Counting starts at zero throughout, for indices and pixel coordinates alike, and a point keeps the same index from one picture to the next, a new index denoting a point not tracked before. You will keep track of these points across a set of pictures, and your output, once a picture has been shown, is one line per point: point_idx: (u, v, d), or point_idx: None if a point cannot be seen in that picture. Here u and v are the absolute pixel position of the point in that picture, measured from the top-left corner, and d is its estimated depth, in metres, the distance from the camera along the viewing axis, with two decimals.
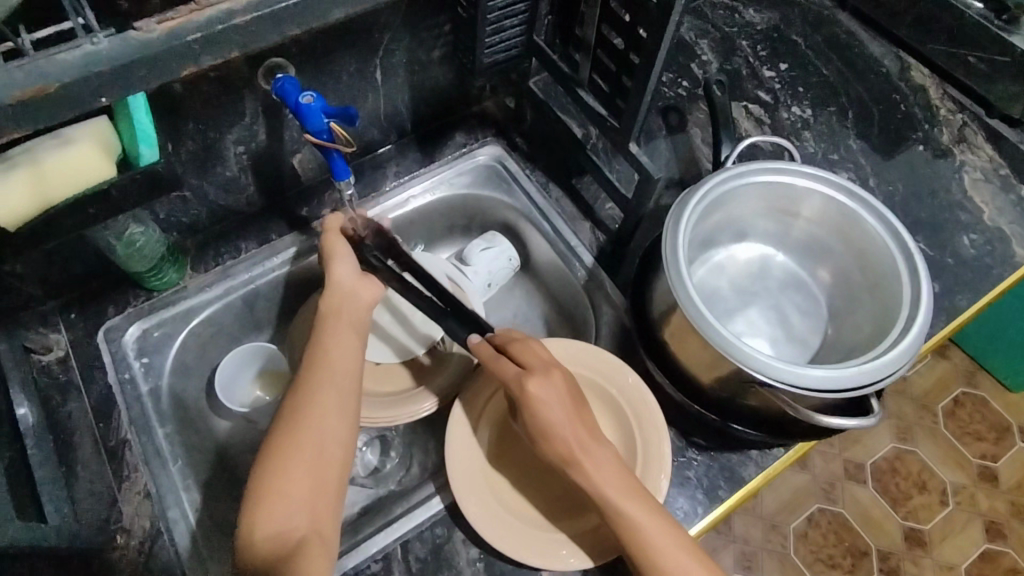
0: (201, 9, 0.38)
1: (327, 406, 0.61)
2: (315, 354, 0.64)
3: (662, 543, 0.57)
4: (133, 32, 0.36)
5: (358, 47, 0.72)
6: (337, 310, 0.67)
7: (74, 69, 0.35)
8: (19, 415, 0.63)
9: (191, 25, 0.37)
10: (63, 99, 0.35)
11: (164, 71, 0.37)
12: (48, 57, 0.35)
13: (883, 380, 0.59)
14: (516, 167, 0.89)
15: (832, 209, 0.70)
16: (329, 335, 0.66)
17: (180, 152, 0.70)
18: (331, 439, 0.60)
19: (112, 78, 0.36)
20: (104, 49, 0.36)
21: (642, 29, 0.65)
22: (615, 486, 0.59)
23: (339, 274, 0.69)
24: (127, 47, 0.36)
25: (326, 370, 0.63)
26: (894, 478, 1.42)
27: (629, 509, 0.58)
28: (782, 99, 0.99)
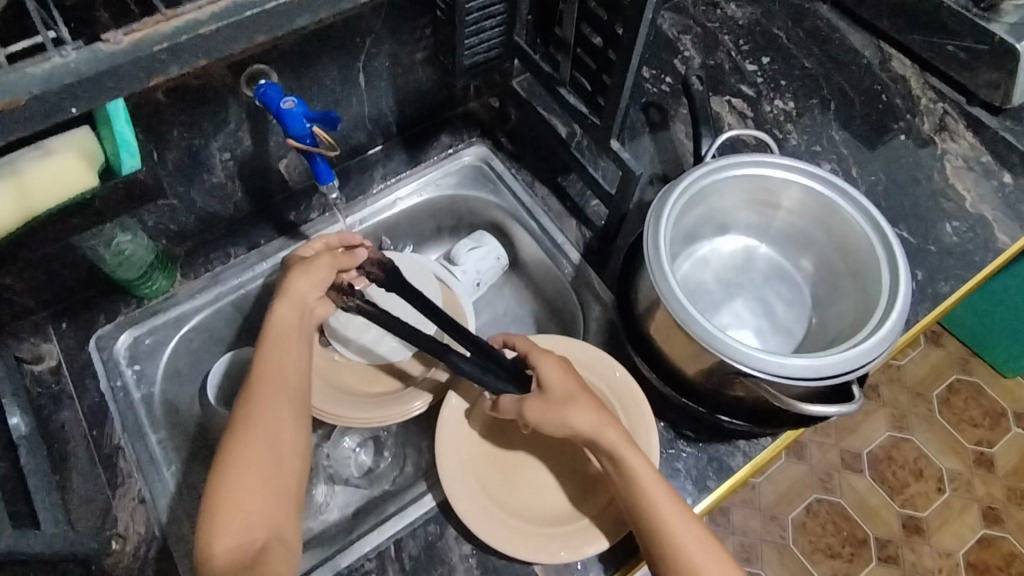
0: (169, 19, 0.38)
1: (279, 418, 0.61)
2: (265, 367, 0.64)
3: (677, 520, 0.59)
4: (102, 42, 0.36)
5: (340, 51, 0.73)
6: (291, 322, 0.66)
7: (42, 81, 0.35)
8: (12, 425, 0.63)
9: (157, 34, 0.37)
10: (33, 112, 0.35)
11: (134, 80, 0.37)
12: (19, 70, 0.35)
13: (865, 367, 0.59)
14: (502, 167, 0.90)
15: (812, 199, 0.71)
16: (276, 346, 0.65)
17: (165, 159, 0.70)
18: (286, 450, 0.61)
19: (82, 88, 0.36)
20: (74, 60, 0.36)
21: (619, 26, 0.65)
22: (632, 463, 0.61)
23: (300, 289, 0.67)
24: (96, 58, 0.36)
25: (277, 381, 0.63)
26: (890, 466, 1.43)
27: (648, 484, 0.60)
28: (765, 93, 1.00)
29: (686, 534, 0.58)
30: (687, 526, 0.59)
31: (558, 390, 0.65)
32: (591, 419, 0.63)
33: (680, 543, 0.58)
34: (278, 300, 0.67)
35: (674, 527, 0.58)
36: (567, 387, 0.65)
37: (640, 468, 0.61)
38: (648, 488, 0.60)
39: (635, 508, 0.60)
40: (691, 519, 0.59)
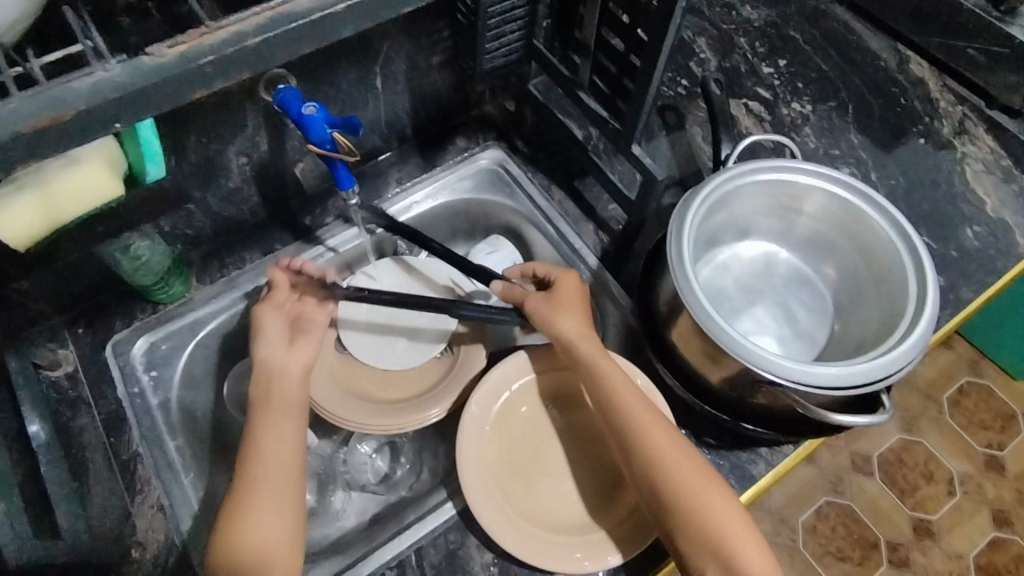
0: (213, 30, 0.36)
1: (263, 503, 0.59)
2: (251, 445, 0.62)
3: (701, 484, 0.59)
4: (146, 55, 0.35)
5: (357, 55, 0.72)
6: (266, 397, 0.65)
7: (88, 95, 0.34)
8: (30, 432, 0.63)
9: (202, 47, 0.36)
10: (78, 127, 0.34)
11: (178, 94, 0.36)
12: (63, 84, 0.34)
13: (895, 375, 0.58)
14: (519, 171, 0.90)
15: (834, 205, 0.70)
16: (260, 423, 0.63)
17: (183, 165, 0.70)
18: (274, 538, 0.58)
19: (126, 104, 0.35)
20: (118, 74, 0.35)
21: (642, 30, 0.65)
22: (641, 419, 0.62)
23: (264, 359, 0.67)
24: (140, 71, 0.35)
25: (260, 465, 0.60)
26: (901, 469, 1.42)
27: (648, 433, 0.61)
28: (782, 96, 0.99)
29: (723, 512, 0.57)
30: (712, 495, 0.58)
31: (563, 300, 0.69)
32: (577, 331, 0.68)
33: (709, 510, 0.57)
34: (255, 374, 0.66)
35: (674, 467, 0.59)
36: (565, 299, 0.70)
37: (654, 432, 0.61)
38: (646, 428, 0.62)
39: (646, 468, 0.60)
40: (718, 486, 0.59)
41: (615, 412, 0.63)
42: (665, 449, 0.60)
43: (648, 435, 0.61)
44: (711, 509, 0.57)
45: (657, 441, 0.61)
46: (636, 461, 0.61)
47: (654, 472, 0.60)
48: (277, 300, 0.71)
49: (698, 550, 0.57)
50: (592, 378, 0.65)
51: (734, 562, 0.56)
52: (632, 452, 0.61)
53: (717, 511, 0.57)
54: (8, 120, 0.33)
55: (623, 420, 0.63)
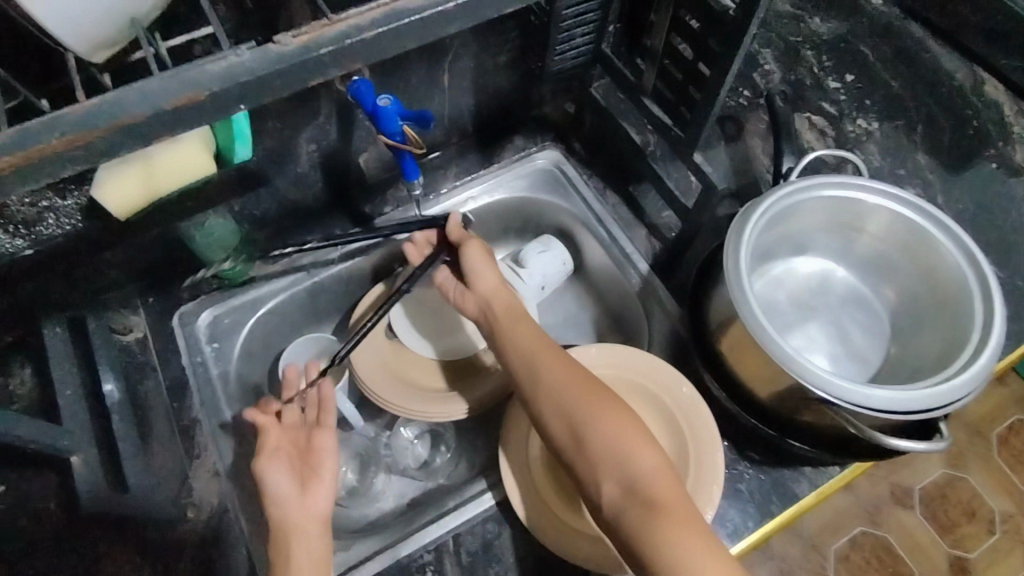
0: (334, 22, 0.37)
1: None
2: None
3: (593, 400, 0.60)
4: (273, 44, 0.36)
5: (428, 51, 0.74)
6: (286, 555, 0.61)
7: (221, 78, 0.35)
8: (105, 391, 0.67)
9: (323, 38, 0.37)
10: (206, 110, 0.36)
11: (299, 81, 0.37)
12: (199, 66, 0.35)
13: (956, 404, 0.57)
14: (575, 173, 0.91)
15: (899, 225, 0.69)
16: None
17: (258, 148, 0.73)
18: None
19: (254, 88, 0.36)
20: (247, 59, 0.36)
21: (714, 40, 0.65)
22: (534, 349, 0.65)
23: (279, 514, 0.62)
24: (266, 60, 0.36)
25: None
26: (943, 505, 1.37)
27: (570, 399, 0.60)
28: (848, 112, 0.97)
29: (660, 482, 0.55)
30: (603, 409, 0.59)
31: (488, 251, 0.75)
32: (495, 279, 0.72)
33: (598, 421, 0.58)
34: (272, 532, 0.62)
35: (598, 430, 0.58)
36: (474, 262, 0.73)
37: (544, 360, 0.64)
38: (563, 393, 0.61)
39: (566, 427, 0.59)
40: (619, 411, 0.59)
41: (515, 346, 0.66)
42: (550, 379, 0.62)
43: (536, 363, 0.64)
44: (599, 421, 0.58)
45: (542, 367, 0.63)
46: (526, 388, 0.63)
47: (541, 395, 0.62)
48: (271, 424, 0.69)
49: (591, 462, 0.57)
50: (503, 314, 0.70)
51: (669, 540, 0.51)
52: (524, 379, 0.64)
53: (652, 478, 0.55)
54: (146, 100, 0.34)
55: (519, 351, 0.66)
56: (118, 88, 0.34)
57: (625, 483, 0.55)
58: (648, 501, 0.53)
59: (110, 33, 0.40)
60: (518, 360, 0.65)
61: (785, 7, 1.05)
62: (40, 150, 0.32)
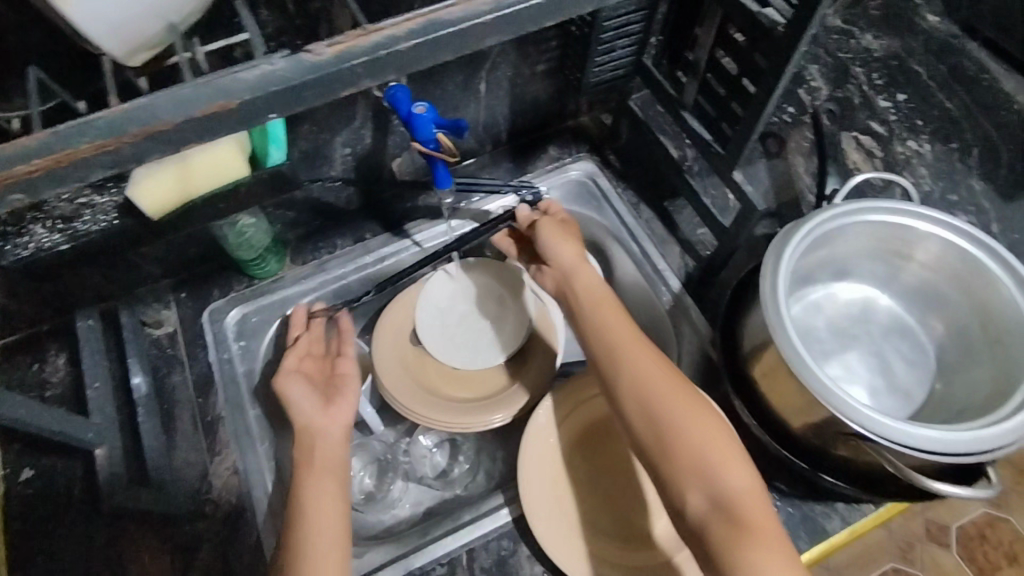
0: (368, 32, 0.36)
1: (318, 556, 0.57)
2: (302, 504, 0.61)
3: (679, 401, 0.58)
4: (307, 53, 0.35)
5: (467, 59, 0.74)
6: (308, 454, 0.65)
7: (252, 87, 0.35)
8: (133, 384, 0.71)
9: (357, 48, 0.36)
10: (238, 118, 0.35)
11: (329, 92, 0.36)
12: (231, 75, 0.35)
13: (1006, 448, 0.54)
14: (609, 185, 0.89)
15: (951, 255, 0.66)
16: (306, 483, 0.62)
17: (293, 150, 0.74)
18: None
19: (285, 97, 0.35)
20: (280, 69, 0.35)
21: (760, 55, 0.62)
22: (621, 336, 0.63)
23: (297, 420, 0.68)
24: (300, 67, 0.35)
25: (312, 523, 0.59)
26: (982, 545, 1.25)
27: (660, 394, 0.58)
28: (898, 132, 0.93)
29: (747, 496, 0.53)
30: (690, 411, 0.58)
31: (564, 224, 0.73)
32: (574, 258, 0.70)
33: (683, 425, 0.57)
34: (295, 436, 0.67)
35: (685, 432, 0.56)
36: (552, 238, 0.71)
37: (631, 353, 0.61)
38: (648, 385, 0.59)
39: (651, 423, 0.58)
40: (705, 417, 0.58)
41: (603, 332, 0.64)
42: (636, 366, 0.60)
43: (630, 353, 0.61)
44: (688, 424, 0.56)
45: (632, 361, 0.61)
46: (612, 376, 0.61)
47: (625, 388, 0.60)
48: (297, 364, 0.72)
49: (670, 465, 0.55)
50: (585, 298, 0.68)
51: (753, 555, 0.49)
52: (608, 370, 0.62)
53: (738, 488, 0.53)
54: (178, 107, 0.34)
55: (604, 340, 0.64)
56: (151, 96, 0.34)
57: (713, 497, 0.53)
58: (734, 517, 0.51)
59: (146, 39, 0.40)
60: (601, 344, 0.64)
61: (835, 22, 1.02)
62: (72, 153, 0.32)
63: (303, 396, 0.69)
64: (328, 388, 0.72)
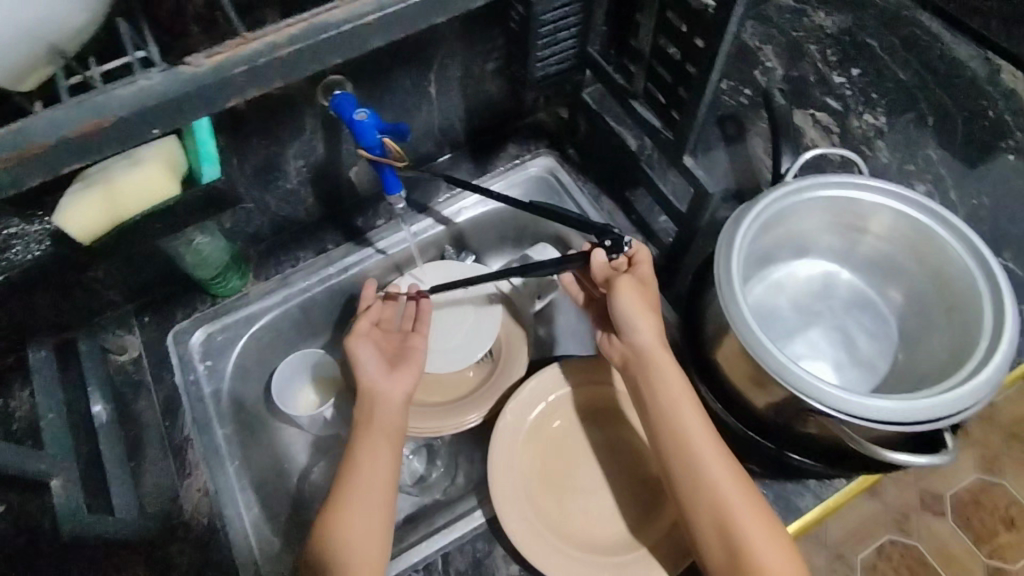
0: (246, 42, 0.37)
1: (356, 517, 0.61)
2: (354, 462, 0.64)
3: (742, 498, 0.58)
4: (184, 66, 0.36)
5: (413, 63, 0.74)
6: (370, 415, 0.67)
7: (129, 103, 0.35)
8: (93, 412, 0.70)
9: (235, 57, 0.37)
10: (116, 134, 0.36)
11: (212, 103, 0.37)
12: (106, 92, 0.35)
13: (962, 413, 0.54)
14: (569, 179, 0.89)
15: (903, 225, 0.66)
16: (363, 443, 0.65)
17: (244, 166, 0.73)
18: (371, 555, 0.59)
19: (165, 111, 0.36)
20: (157, 83, 0.36)
21: (699, 39, 0.62)
22: (690, 419, 0.61)
23: (362, 380, 0.69)
24: (178, 82, 0.36)
25: (359, 484, 0.63)
26: (978, 511, 1.25)
27: (726, 490, 0.58)
28: (854, 106, 0.93)
29: None
30: (755, 515, 0.57)
31: (646, 292, 0.65)
32: (653, 340, 0.64)
33: (749, 530, 0.57)
34: (360, 393, 0.69)
35: (747, 530, 0.57)
36: (632, 304, 0.64)
37: (699, 439, 0.60)
38: (720, 482, 0.58)
39: (716, 519, 0.57)
40: (765, 512, 0.58)
41: (671, 422, 0.62)
42: (705, 456, 0.59)
43: (694, 443, 0.60)
44: (749, 522, 0.57)
45: (700, 450, 0.60)
46: (674, 459, 0.60)
47: (694, 480, 0.59)
48: (365, 330, 0.74)
49: (733, 573, 0.56)
50: (654, 375, 0.63)
51: None
52: (675, 454, 0.60)
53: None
54: (51, 127, 0.34)
55: (671, 422, 0.61)
56: (29, 117, 0.34)
57: None
58: None
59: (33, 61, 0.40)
60: (669, 423, 0.61)
61: (786, 2, 1.02)
62: None
63: (367, 358, 0.71)
64: (399, 355, 0.73)
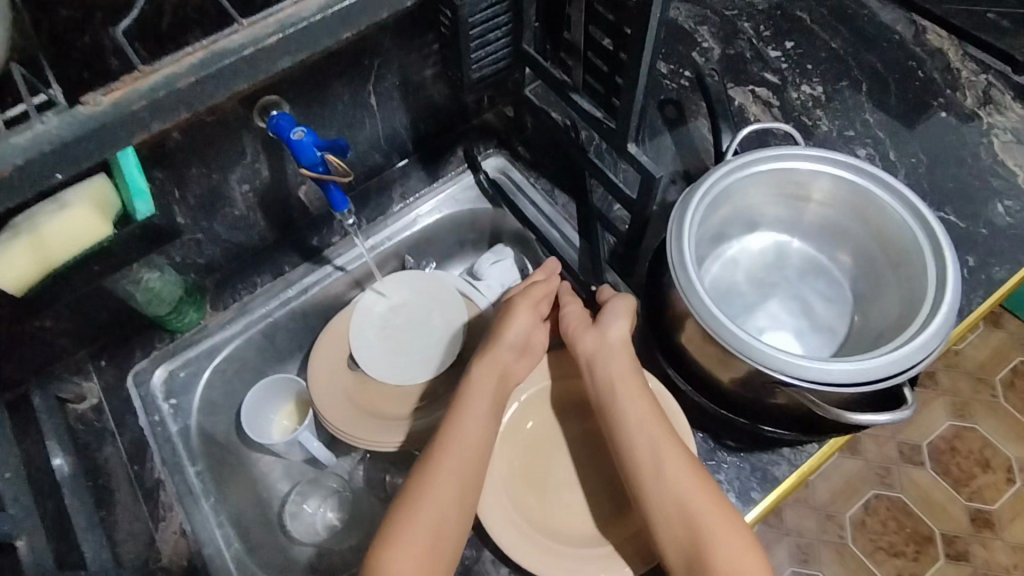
0: (141, 76, 0.41)
1: (452, 474, 0.61)
2: (455, 422, 0.65)
3: (705, 499, 0.59)
4: (80, 106, 0.39)
5: (349, 76, 0.73)
6: (486, 384, 0.68)
7: (28, 150, 0.38)
8: (54, 465, 0.67)
9: (132, 93, 0.40)
10: (19, 183, 0.38)
11: (113, 139, 0.41)
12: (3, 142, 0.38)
13: (916, 366, 0.55)
14: (521, 177, 0.90)
15: (843, 189, 0.67)
16: (468, 404, 0.66)
17: (187, 197, 0.71)
18: (451, 513, 0.60)
19: (64, 153, 0.39)
20: (53, 126, 0.39)
21: (627, 27, 0.63)
22: (655, 426, 0.63)
23: (501, 350, 0.70)
24: (77, 121, 0.39)
25: (459, 443, 0.63)
26: (953, 457, 1.29)
27: (689, 491, 0.59)
28: (790, 79, 0.95)
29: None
30: (738, 546, 0.57)
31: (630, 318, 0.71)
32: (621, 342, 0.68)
33: (726, 557, 0.56)
34: (484, 360, 0.70)
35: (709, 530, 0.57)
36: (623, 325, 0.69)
37: (664, 442, 0.62)
38: (685, 483, 0.60)
39: (681, 517, 0.58)
40: (727, 513, 0.59)
41: (643, 425, 0.63)
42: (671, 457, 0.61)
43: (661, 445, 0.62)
44: (711, 521, 0.58)
45: (665, 452, 0.61)
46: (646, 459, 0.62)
47: (661, 482, 0.60)
48: (533, 298, 0.74)
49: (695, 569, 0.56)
50: (620, 374, 0.66)
51: None
52: (643, 456, 0.62)
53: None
54: None
55: (642, 426, 0.63)
56: None
57: None
58: None
59: None
60: (641, 426, 0.63)
61: None
62: None
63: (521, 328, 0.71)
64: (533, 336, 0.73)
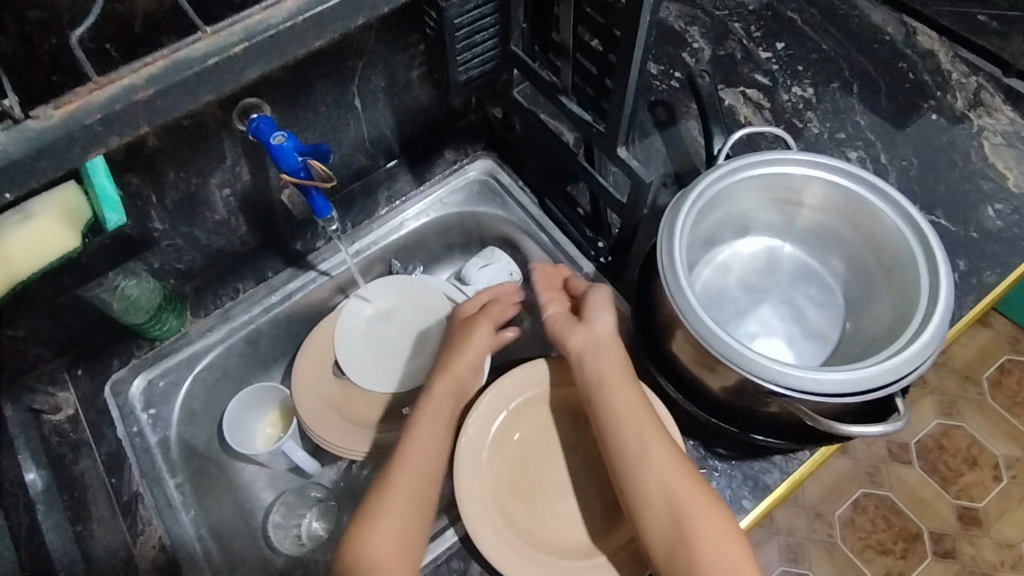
0: (99, 89, 0.40)
1: (407, 487, 0.63)
2: (411, 436, 0.66)
3: (696, 498, 0.58)
4: (30, 120, 0.38)
5: (332, 77, 0.71)
6: (442, 397, 0.69)
7: None
8: (27, 480, 0.66)
9: (87, 106, 0.39)
10: None
11: (68, 155, 0.39)
12: None
13: (910, 376, 0.55)
14: (511, 180, 0.88)
15: (835, 194, 0.67)
16: (422, 417, 0.68)
17: (165, 202, 0.69)
18: (411, 524, 0.61)
19: (14, 172, 0.38)
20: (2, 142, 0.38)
21: (617, 30, 0.62)
22: (644, 425, 0.62)
23: (459, 363, 0.71)
24: (24, 136, 0.38)
25: (413, 455, 0.65)
26: (942, 456, 1.29)
27: (682, 494, 0.58)
28: (781, 80, 0.94)
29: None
30: (728, 545, 0.56)
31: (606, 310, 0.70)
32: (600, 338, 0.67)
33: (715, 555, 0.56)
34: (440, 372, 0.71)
35: (698, 530, 0.56)
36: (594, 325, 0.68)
37: (657, 442, 0.60)
38: (676, 485, 0.58)
39: (672, 517, 0.57)
40: (718, 511, 0.58)
41: (631, 424, 0.62)
42: (660, 457, 0.60)
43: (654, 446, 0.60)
44: (702, 521, 0.57)
45: (655, 452, 0.60)
46: (636, 458, 0.60)
47: (648, 483, 0.59)
48: (495, 314, 0.75)
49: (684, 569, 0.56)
50: (591, 375, 0.65)
51: None
52: (631, 456, 0.60)
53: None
54: None
55: (631, 425, 0.61)
56: None
57: None
58: None
59: None
60: (630, 427, 0.61)
61: None
62: None
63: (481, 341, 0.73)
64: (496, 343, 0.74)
